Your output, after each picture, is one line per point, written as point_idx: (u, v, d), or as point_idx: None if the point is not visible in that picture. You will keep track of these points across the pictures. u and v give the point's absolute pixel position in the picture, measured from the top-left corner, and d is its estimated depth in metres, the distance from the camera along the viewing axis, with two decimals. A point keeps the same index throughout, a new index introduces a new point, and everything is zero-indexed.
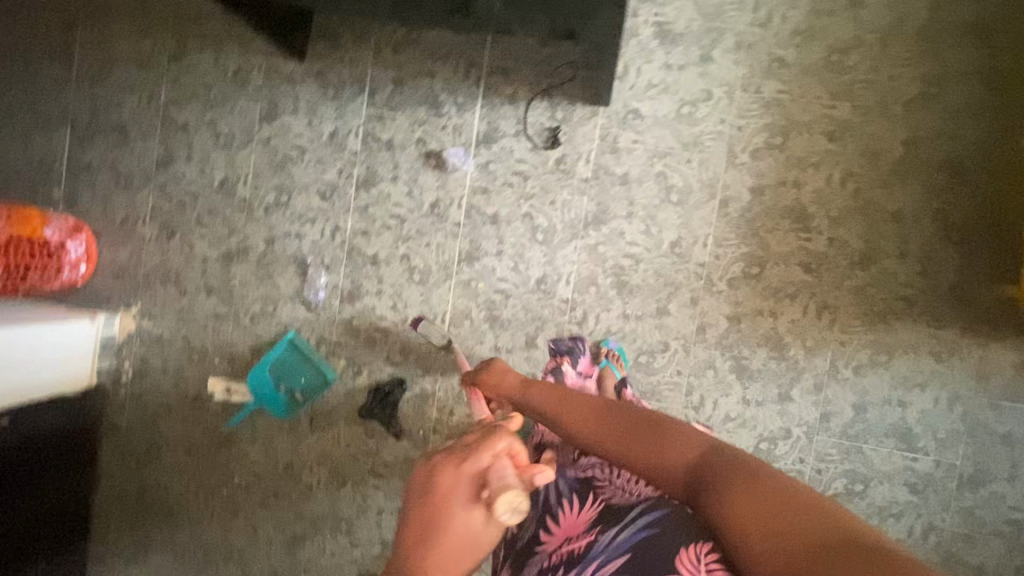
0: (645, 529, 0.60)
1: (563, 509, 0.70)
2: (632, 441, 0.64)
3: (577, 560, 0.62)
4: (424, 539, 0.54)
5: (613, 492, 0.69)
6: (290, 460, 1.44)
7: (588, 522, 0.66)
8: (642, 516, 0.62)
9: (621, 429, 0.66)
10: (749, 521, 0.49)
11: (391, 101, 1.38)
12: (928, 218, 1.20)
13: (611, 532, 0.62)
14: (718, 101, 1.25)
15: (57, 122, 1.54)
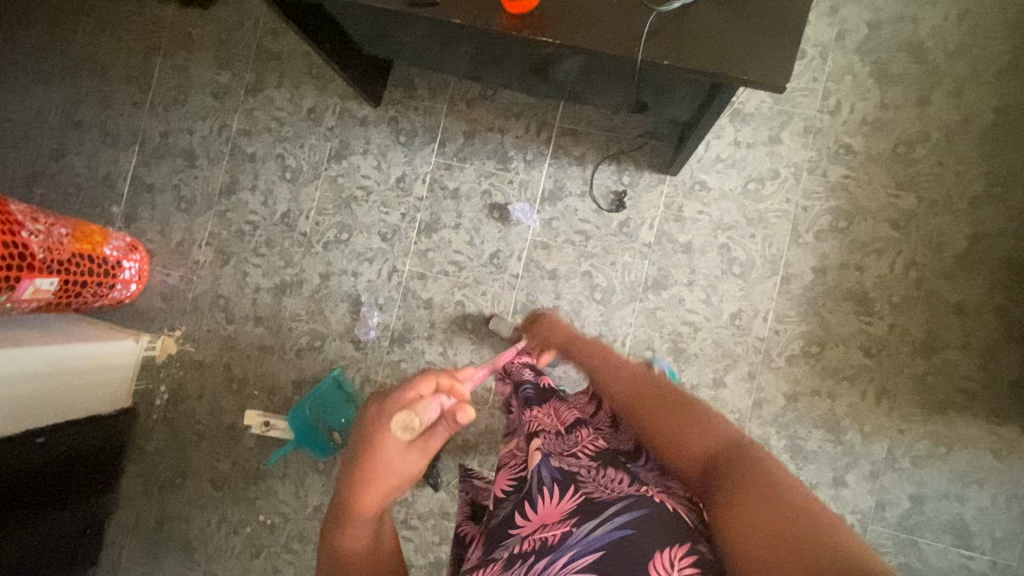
0: (621, 529, 0.56)
1: (542, 494, 0.66)
2: (658, 418, 0.69)
3: (548, 551, 0.58)
4: (356, 478, 0.61)
5: (595, 485, 0.64)
6: (320, 502, 1.39)
7: (566, 512, 0.62)
8: (621, 514, 0.58)
9: (651, 402, 0.72)
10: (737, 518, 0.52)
11: (461, 152, 1.41)
12: (990, 312, 1.21)
13: (588, 525, 0.58)
14: (785, 181, 1.28)
15: (124, 140, 1.56)
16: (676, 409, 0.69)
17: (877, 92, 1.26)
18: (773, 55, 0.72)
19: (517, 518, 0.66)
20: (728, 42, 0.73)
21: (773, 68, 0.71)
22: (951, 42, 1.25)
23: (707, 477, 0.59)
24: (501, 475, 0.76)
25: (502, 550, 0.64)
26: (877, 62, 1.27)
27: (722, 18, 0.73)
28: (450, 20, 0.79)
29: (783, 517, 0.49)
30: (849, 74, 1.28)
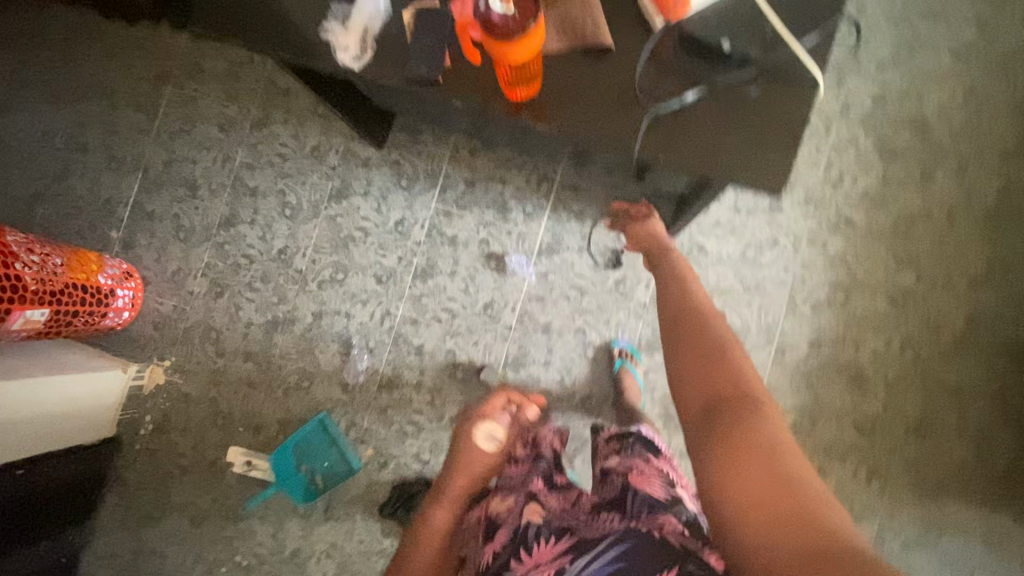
0: (613, 562, 0.61)
1: (538, 541, 0.68)
2: (694, 353, 0.76)
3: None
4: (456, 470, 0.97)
5: (589, 529, 0.67)
6: (299, 545, 1.38)
7: (556, 552, 0.65)
8: (611, 548, 0.62)
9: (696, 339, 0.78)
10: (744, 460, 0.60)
11: (461, 200, 1.41)
12: (987, 397, 1.19)
13: (581, 562, 0.62)
14: (783, 250, 1.27)
15: (128, 166, 1.56)
16: (717, 353, 0.75)
17: (880, 166, 1.26)
18: (770, 159, 0.74)
19: (513, 561, 0.68)
20: (726, 143, 0.74)
21: (769, 178, 0.74)
22: (956, 121, 1.25)
23: (721, 420, 0.66)
24: (498, 532, 0.75)
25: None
26: (882, 136, 1.26)
27: (722, 120, 0.74)
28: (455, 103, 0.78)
29: (780, 478, 0.58)
30: (853, 147, 1.27)
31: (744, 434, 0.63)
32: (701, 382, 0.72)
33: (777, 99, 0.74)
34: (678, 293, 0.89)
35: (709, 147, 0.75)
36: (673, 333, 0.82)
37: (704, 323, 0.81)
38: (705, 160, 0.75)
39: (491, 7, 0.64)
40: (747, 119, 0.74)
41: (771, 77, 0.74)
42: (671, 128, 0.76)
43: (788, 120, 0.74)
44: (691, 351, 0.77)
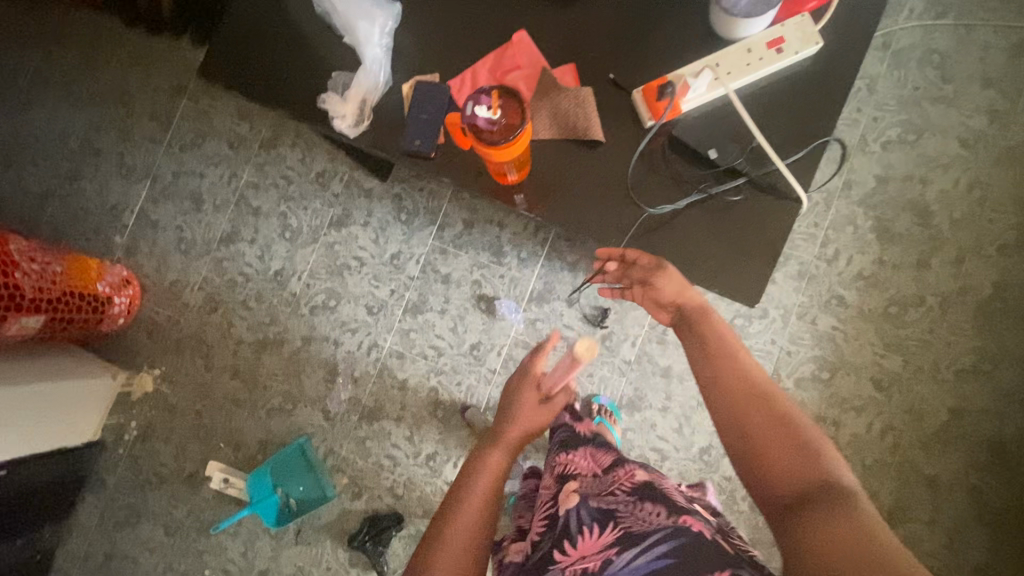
0: (663, 558, 0.61)
1: (581, 533, 0.69)
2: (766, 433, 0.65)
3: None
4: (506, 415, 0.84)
5: (633, 518, 0.67)
6: (267, 566, 1.39)
7: (603, 544, 0.66)
8: (662, 543, 0.62)
9: (764, 417, 0.66)
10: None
11: (457, 240, 1.42)
12: (964, 492, 1.18)
13: (627, 554, 0.63)
14: (772, 321, 1.26)
15: (138, 173, 1.57)
16: (792, 438, 0.64)
17: (877, 248, 1.25)
18: (741, 269, 0.85)
19: (556, 553, 0.70)
20: (703, 250, 0.86)
21: (741, 285, 0.86)
22: (958, 210, 1.24)
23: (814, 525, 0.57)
24: (535, 517, 0.78)
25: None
26: (882, 218, 1.26)
27: (703, 225, 0.86)
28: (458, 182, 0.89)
29: None
30: (851, 226, 1.26)
31: (839, 540, 0.54)
32: (777, 472, 0.63)
33: (759, 209, 0.86)
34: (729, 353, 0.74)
35: (692, 247, 0.86)
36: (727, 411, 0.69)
37: (766, 398, 0.68)
38: (684, 264, 0.86)
39: (476, 114, 0.73)
40: (729, 228, 0.86)
41: (755, 190, 0.86)
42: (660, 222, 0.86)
43: (764, 230, 0.85)
44: (755, 433, 0.66)
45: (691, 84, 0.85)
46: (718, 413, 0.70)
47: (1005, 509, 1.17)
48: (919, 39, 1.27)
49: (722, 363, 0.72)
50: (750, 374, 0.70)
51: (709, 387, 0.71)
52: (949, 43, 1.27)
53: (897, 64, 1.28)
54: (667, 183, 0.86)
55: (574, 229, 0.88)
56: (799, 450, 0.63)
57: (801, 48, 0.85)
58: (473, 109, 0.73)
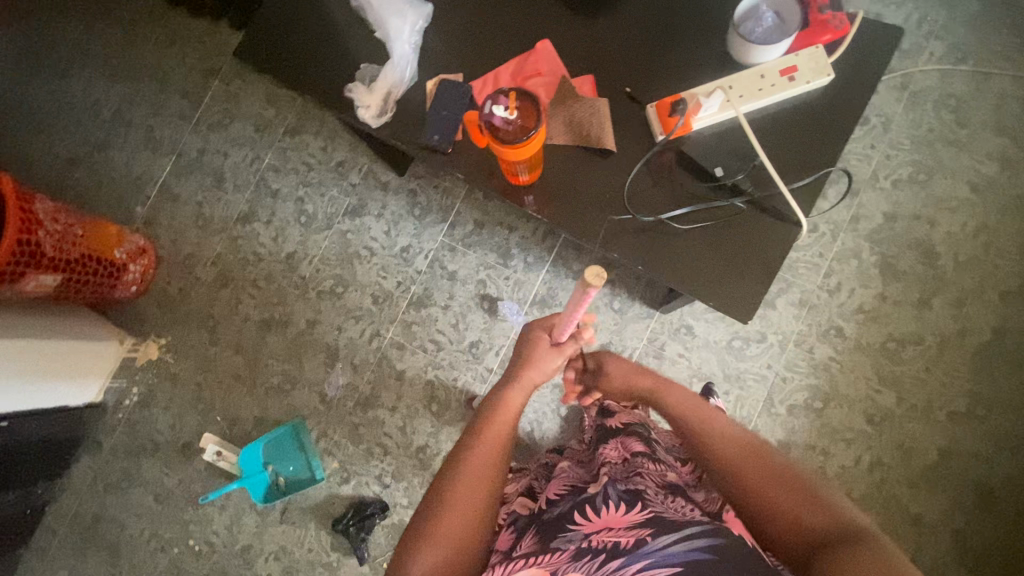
0: (701, 552, 0.57)
1: (606, 505, 0.69)
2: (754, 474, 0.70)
3: (620, 552, 0.60)
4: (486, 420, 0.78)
5: (664, 507, 0.67)
6: (250, 542, 1.41)
7: (633, 521, 0.65)
8: (700, 537, 0.59)
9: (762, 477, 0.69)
10: None
11: (467, 238, 1.45)
12: (947, 534, 1.18)
13: (665, 539, 0.59)
14: (770, 346, 1.28)
15: (164, 147, 1.61)
16: (793, 489, 0.67)
17: (879, 283, 1.27)
18: (738, 288, 0.87)
19: (577, 516, 0.69)
20: (702, 268, 0.88)
21: (737, 303, 0.87)
22: (963, 252, 1.25)
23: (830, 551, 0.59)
24: (556, 486, 0.81)
25: (563, 542, 0.66)
26: (886, 254, 1.27)
27: (703, 242, 0.88)
28: (473, 180, 0.92)
29: None
30: (855, 259, 1.28)
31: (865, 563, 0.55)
32: (784, 522, 0.65)
33: (757, 229, 0.87)
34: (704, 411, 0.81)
35: (689, 258, 0.88)
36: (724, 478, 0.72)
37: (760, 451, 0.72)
38: (681, 278, 0.88)
39: (494, 113, 0.76)
40: (728, 245, 0.87)
41: (756, 211, 0.87)
42: (659, 232, 0.88)
43: (763, 250, 0.87)
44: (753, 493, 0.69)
45: (704, 103, 0.87)
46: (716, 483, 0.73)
47: (988, 555, 1.17)
48: (937, 81, 1.29)
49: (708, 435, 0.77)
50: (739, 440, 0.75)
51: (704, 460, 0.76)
52: (966, 88, 1.29)
53: (914, 105, 1.30)
54: (669, 193, 0.89)
55: (578, 232, 0.90)
56: (800, 497, 0.66)
57: (812, 78, 0.87)
58: (491, 109, 0.76)
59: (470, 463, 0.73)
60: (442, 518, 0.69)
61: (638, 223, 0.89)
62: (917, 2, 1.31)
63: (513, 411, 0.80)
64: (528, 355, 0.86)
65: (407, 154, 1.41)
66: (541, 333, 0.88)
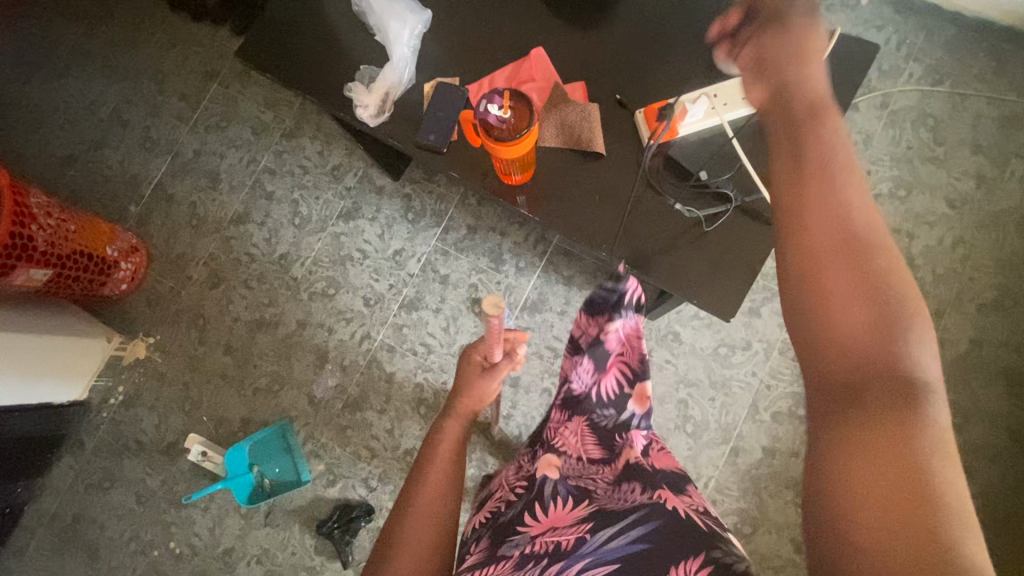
0: (637, 543, 0.57)
1: (554, 501, 0.71)
2: (843, 282, 0.47)
3: (561, 554, 0.59)
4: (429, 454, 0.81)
5: (609, 499, 0.68)
6: (232, 544, 1.39)
7: (576, 517, 0.65)
8: (635, 527, 0.59)
9: (850, 290, 0.46)
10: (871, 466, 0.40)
11: (460, 243, 1.47)
12: None
13: (603, 536, 0.59)
14: (754, 354, 1.30)
15: (160, 147, 1.62)
16: (876, 328, 0.44)
17: None
18: (723, 289, 0.90)
19: (528, 515, 0.70)
20: (689, 270, 0.91)
21: (722, 303, 0.90)
22: (941, 266, 1.29)
23: (862, 405, 0.43)
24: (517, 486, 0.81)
25: (510, 547, 0.65)
26: None
27: (688, 247, 0.91)
28: (467, 181, 0.95)
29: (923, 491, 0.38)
30: None
31: (886, 443, 0.40)
32: (841, 341, 0.46)
33: (742, 232, 0.90)
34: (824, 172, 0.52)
35: (676, 258, 0.91)
36: (800, 257, 0.49)
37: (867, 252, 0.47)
38: (667, 280, 0.90)
39: (489, 112, 0.78)
40: (712, 248, 0.90)
41: (743, 214, 0.90)
42: (647, 230, 0.92)
43: (748, 253, 0.90)
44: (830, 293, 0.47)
45: (689, 109, 0.90)
46: (789, 257, 0.50)
47: None
48: (915, 101, 1.35)
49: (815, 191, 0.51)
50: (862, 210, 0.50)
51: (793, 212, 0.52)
52: (944, 109, 1.34)
53: (893, 123, 1.35)
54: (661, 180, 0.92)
55: (568, 231, 0.93)
56: (879, 328, 0.44)
57: None
58: (486, 107, 0.79)
59: (417, 501, 0.74)
60: (394, 555, 0.68)
61: (625, 223, 0.92)
62: (897, 25, 1.37)
63: (450, 444, 0.82)
64: (461, 386, 0.87)
65: (404, 156, 1.43)
66: (472, 360, 0.88)
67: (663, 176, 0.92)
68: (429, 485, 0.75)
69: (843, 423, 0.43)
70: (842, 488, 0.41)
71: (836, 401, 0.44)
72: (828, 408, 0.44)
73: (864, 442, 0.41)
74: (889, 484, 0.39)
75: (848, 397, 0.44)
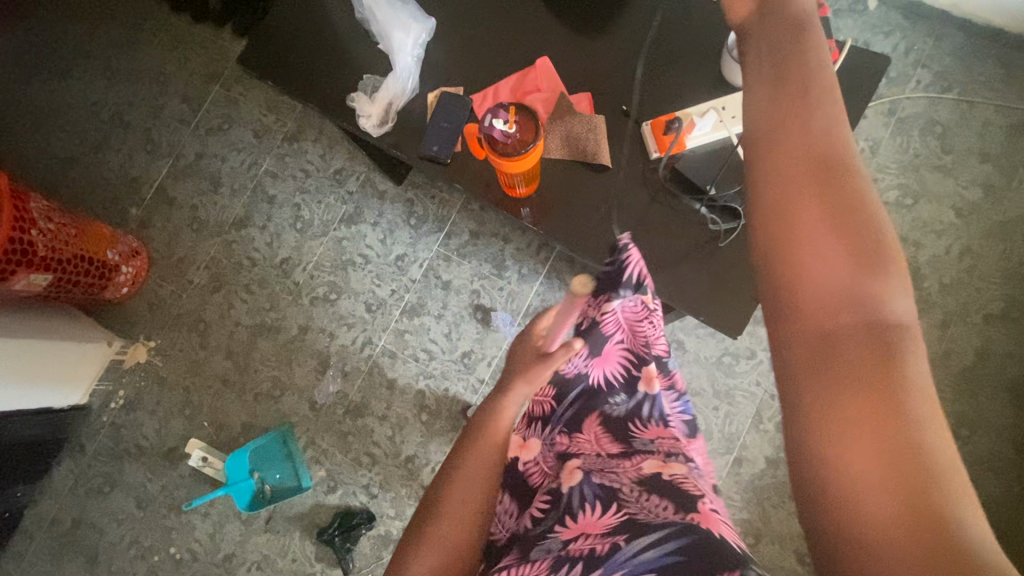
0: (670, 555, 0.54)
1: (583, 510, 0.66)
2: (823, 240, 0.46)
3: (597, 563, 0.56)
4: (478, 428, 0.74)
5: (639, 508, 0.62)
6: (233, 550, 1.39)
7: (609, 527, 0.61)
8: (670, 540, 0.55)
9: (826, 250, 0.46)
10: (856, 422, 0.41)
11: (462, 249, 1.46)
12: None
13: (637, 544, 0.56)
14: (758, 363, 1.30)
15: (162, 150, 1.61)
16: (854, 285, 0.45)
17: None
18: (729, 305, 0.89)
19: (557, 527, 0.65)
20: (697, 285, 0.90)
21: (728, 319, 0.89)
22: (948, 275, 1.28)
23: (842, 362, 0.43)
24: (539, 492, 0.74)
25: (543, 551, 0.62)
26: None
27: (693, 263, 0.90)
28: (471, 191, 0.94)
29: (905, 441, 0.39)
30: None
31: (868, 399, 0.41)
32: (818, 297, 0.46)
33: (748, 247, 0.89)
34: (800, 123, 0.51)
35: (682, 274, 0.90)
36: (779, 216, 0.49)
37: (847, 206, 0.47)
38: (672, 295, 0.90)
39: (493, 126, 0.78)
40: (719, 262, 0.90)
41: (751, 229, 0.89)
42: (650, 243, 0.91)
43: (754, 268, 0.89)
44: (807, 253, 0.47)
45: (697, 123, 0.89)
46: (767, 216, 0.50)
47: None
48: (923, 108, 1.33)
49: (784, 144, 0.50)
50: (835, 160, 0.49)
51: (766, 167, 0.51)
52: (953, 117, 1.33)
53: (900, 131, 1.33)
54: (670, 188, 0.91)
55: (573, 244, 0.92)
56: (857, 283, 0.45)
57: None
58: (491, 122, 0.78)
59: (459, 476, 0.71)
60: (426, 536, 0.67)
61: (631, 236, 0.91)
62: (905, 32, 1.35)
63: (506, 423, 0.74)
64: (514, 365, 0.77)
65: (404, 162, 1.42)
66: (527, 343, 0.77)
67: (667, 190, 0.91)
68: (477, 462, 0.71)
69: (828, 380, 0.43)
70: (830, 447, 0.42)
71: (818, 356, 0.45)
72: (808, 365, 0.45)
73: (848, 400, 0.42)
74: (875, 439, 0.40)
75: (830, 352, 0.44)
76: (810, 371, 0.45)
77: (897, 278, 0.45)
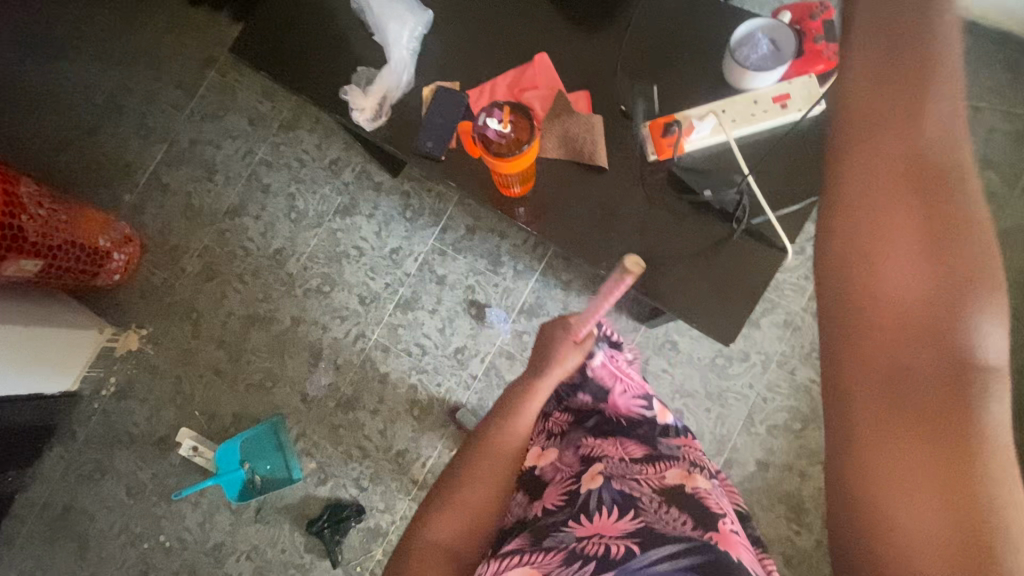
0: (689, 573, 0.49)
1: (599, 511, 0.61)
2: (898, 261, 0.41)
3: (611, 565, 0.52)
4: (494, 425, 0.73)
5: (657, 518, 0.58)
6: (222, 540, 1.39)
7: (626, 530, 0.56)
8: (687, 556, 0.51)
9: (906, 277, 0.40)
10: (910, 466, 0.37)
11: (458, 243, 1.45)
12: None
13: (653, 554, 0.51)
14: (752, 366, 1.29)
15: (156, 135, 1.59)
16: (935, 306, 0.39)
17: None
18: (723, 311, 0.88)
19: (570, 522, 0.61)
20: (692, 289, 0.89)
21: (721, 325, 0.88)
22: None
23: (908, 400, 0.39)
24: (552, 490, 0.70)
25: (556, 543, 0.58)
26: None
27: (688, 266, 0.89)
28: (466, 188, 0.92)
29: (964, 496, 0.36)
30: None
31: (927, 444, 0.37)
32: (893, 325, 0.40)
33: (743, 252, 0.88)
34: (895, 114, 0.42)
35: (677, 279, 0.89)
36: (848, 230, 0.43)
37: (931, 223, 0.40)
38: (666, 299, 0.89)
39: (487, 125, 0.77)
40: (714, 267, 0.88)
41: (748, 235, 0.88)
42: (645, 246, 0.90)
43: (749, 273, 0.88)
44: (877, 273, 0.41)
45: (696, 126, 0.89)
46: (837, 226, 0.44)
47: None
48: None
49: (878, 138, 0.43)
50: (930, 170, 0.41)
51: (851, 165, 0.44)
52: None
53: None
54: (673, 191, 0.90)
55: (567, 246, 0.91)
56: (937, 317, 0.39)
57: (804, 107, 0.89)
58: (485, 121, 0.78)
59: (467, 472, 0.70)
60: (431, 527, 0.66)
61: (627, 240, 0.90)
62: None
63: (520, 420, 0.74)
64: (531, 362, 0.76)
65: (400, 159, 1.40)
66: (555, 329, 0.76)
67: (664, 193, 0.90)
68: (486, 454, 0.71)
69: (888, 418, 0.39)
70: (870, 483, 0.39)
71: (881, 388, 0.40)
72: (871, 396, 0.40)
73: (906, 443, 0.38)
74: (929, 486, 0.37)
75: (896, 386, 0.39)
76: (874, 390, 0.40)
77: (997, 316, 0.38)
